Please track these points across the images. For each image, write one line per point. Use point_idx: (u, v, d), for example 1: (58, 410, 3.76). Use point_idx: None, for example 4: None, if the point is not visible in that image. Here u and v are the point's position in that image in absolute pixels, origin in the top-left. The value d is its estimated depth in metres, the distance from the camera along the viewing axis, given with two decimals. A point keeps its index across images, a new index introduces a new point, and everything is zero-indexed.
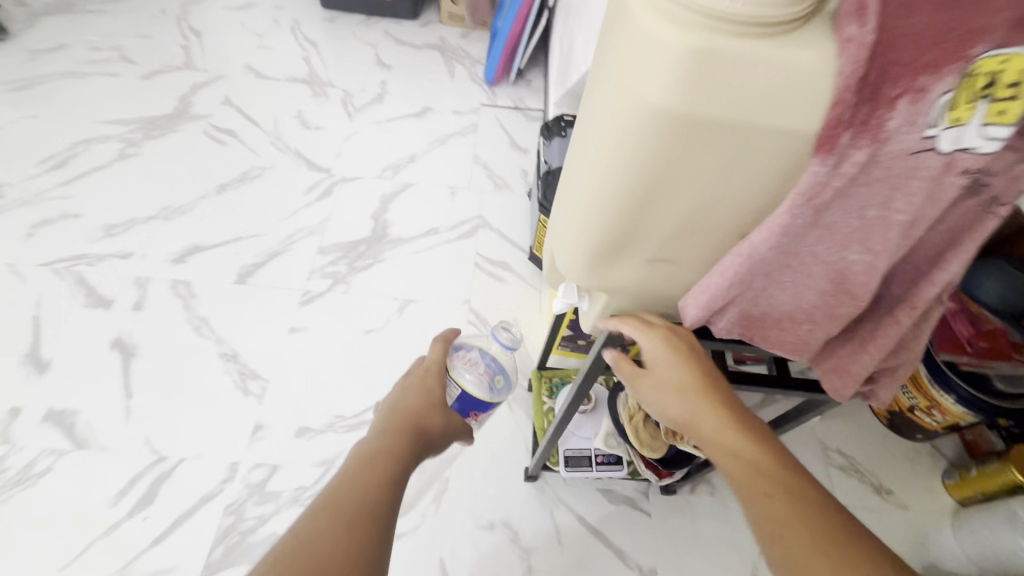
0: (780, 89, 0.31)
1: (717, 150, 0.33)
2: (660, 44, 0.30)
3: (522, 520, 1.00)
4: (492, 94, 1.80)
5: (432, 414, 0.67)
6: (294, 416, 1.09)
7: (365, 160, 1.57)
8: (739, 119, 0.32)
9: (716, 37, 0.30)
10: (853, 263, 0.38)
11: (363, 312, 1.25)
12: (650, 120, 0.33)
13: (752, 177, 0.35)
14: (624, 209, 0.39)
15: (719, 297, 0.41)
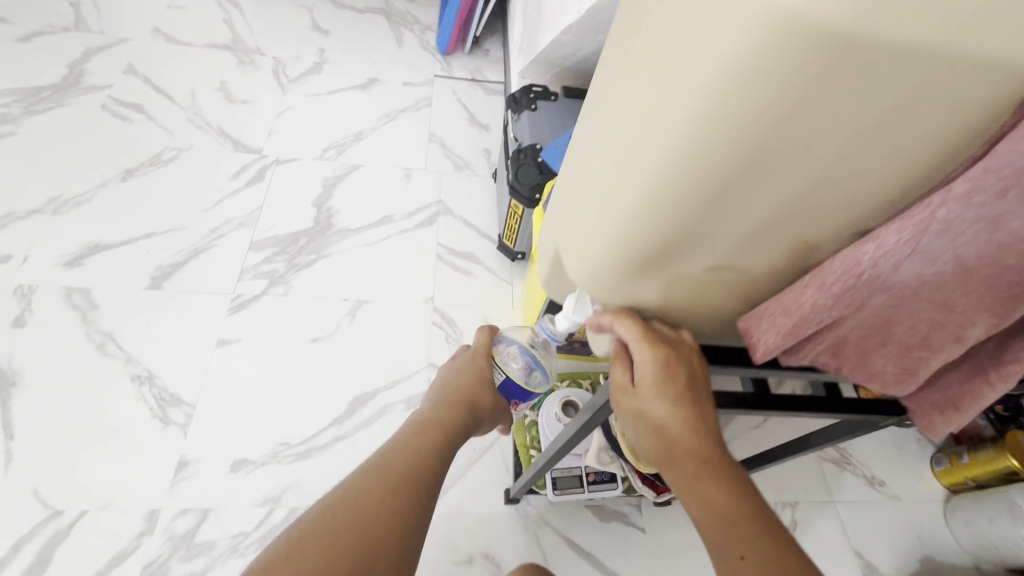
0: None
1: (878, 91, 0.22)
2: None
3: (505, 550, 0.89)
4: (447, 64, 1.62)
5: (486, 393, 0.57)
6: (228, 448, 0.92)
7: (303, 140, 1.36)
8: (931, 45, 0.20)
9: None
10: (1009, 274, 0.26)
11: (308, 317, 1.08)
12: (789, 39, 0.21)
13: (907, 142, 0.24)
14: (706, 185, 0.27)
15: (814, 319, 0.30)
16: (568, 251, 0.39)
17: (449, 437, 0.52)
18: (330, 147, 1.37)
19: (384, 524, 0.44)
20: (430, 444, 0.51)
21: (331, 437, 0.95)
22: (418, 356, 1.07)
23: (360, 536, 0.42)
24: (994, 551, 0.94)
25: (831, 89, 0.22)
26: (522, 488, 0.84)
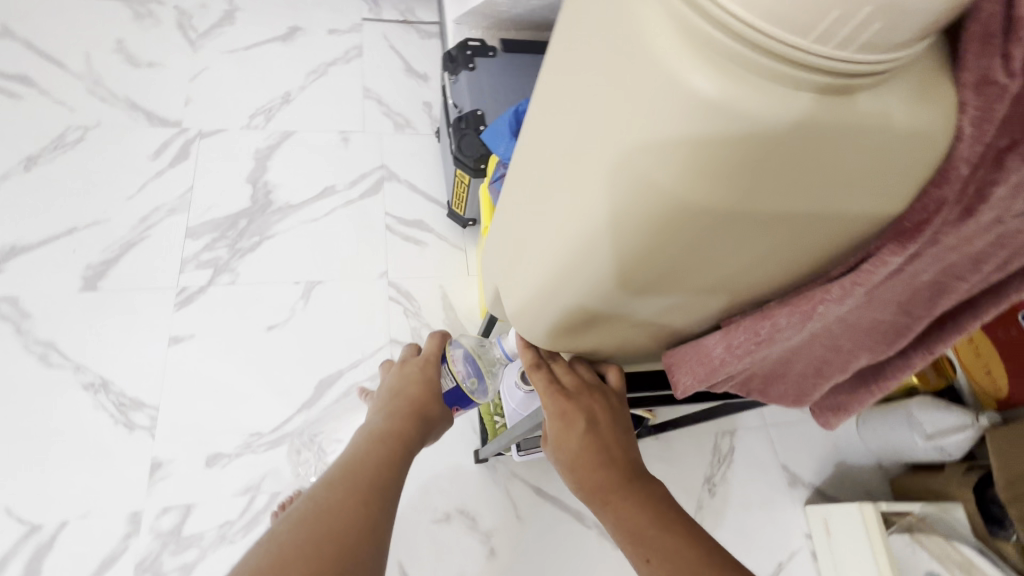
0: (858, 162, 0.21)
1: (749, 238, 0.24)
2: (689, 99, 0.19)
3: (479, 505, 0.99)
4: (374, 4, 1.47)
5: (434, 402, 0.58)
6: (200, 444, 0.94)
7: (226, 107, 1.26)
8: (794, 211, 0.22)
9: (780, 92, 0.19)
10: (880, 323, 0.32)
11: (262, 305, 1.07)
12: (659, 204, 0.22)
13: (789, 265, 0.26)
14: (611, 290, 0.29)
15: (720, 372, 0.33)
16: (506, 298, 0.41)
17: (407, 444, 0.53)
18: (257, 113, 1.26)
19: (361, 531, 0.43)
20: (391, 451, 0.51)
21: (302, 421, 0.98)
22: (378, 335, 1.07)
23: (337, 542, 0.41)
24: (893, 453, 1.07)
25: (710, 242, 0.24)
26: (490, 451, 0.91)
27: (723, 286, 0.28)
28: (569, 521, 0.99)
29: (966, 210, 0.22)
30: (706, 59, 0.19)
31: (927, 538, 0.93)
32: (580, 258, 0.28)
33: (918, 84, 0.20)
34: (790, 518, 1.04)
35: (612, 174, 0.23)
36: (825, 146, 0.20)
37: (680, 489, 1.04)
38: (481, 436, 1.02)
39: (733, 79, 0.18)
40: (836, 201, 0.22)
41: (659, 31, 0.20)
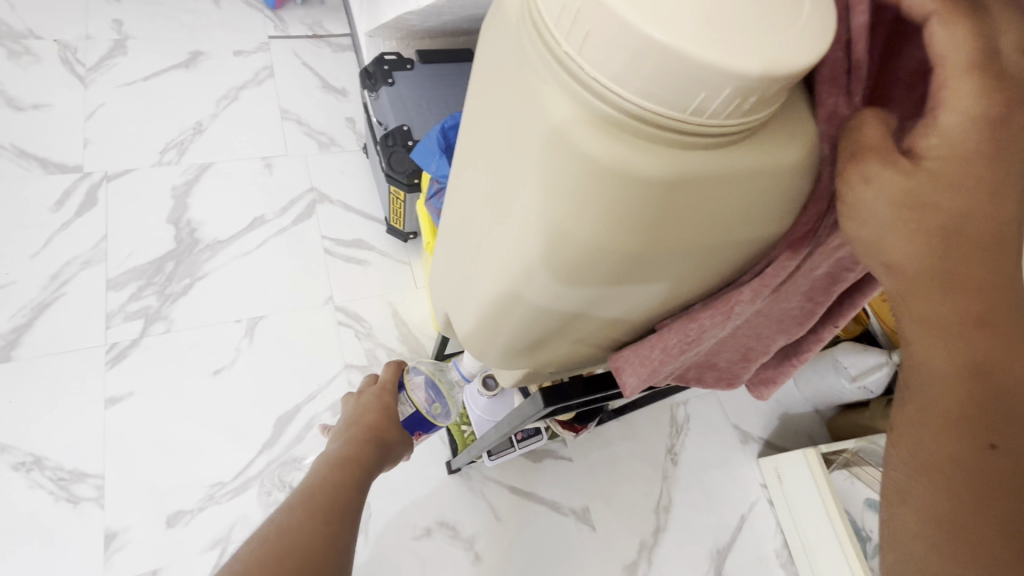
0: (735, 197, 0.25)
1: (659, 267, 0.28)
2: (594, 166, 0.22)
3: (458, 514, 1.00)
4: (280, 21, 1.41)
5: (391, 426, 0.60)
6: (156, 506, 0.90)
7: (131, 145, 1.18)
8: (692, 242, 0.26)
9: (665, 154, 0.22)
10: (789, 309, 0.37)
11: (203, 349, 1.02)
12: (579, 252, 0.25)
13: (702, 275, 0.31)
14: (550, 318, 0.32)
15: (658, 367, 0.37)
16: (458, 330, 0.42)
17: (363, 466, 0.53)
18: (168, 147, 1.19)
19: (322, 547, 0.44)
20: (351, 473, 0.52)
21: (265, 462, 0.96)
22: (332, 361, 1.05)
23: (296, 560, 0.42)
24: (825, 399, 1.18)
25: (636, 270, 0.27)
26: (463, 461, 0.93)
27: (651, 300, 0.32)
28: (546, 512, 1.03)
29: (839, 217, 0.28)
30: (604, 131, 0.22)
31: (861, 470, 1.04)
32: (521, 296, 0.31)
33: (778, 128, 0.25)
34: (747, 473, 1.12)
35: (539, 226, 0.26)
36: (708, 190, 0.24)
37: (645, 463, 1.10)
38: (451, 446, 1.03)
39: (626, 146, 0.22)
40: (725, 227, 0.26)
41: (560, 105, 0.23)
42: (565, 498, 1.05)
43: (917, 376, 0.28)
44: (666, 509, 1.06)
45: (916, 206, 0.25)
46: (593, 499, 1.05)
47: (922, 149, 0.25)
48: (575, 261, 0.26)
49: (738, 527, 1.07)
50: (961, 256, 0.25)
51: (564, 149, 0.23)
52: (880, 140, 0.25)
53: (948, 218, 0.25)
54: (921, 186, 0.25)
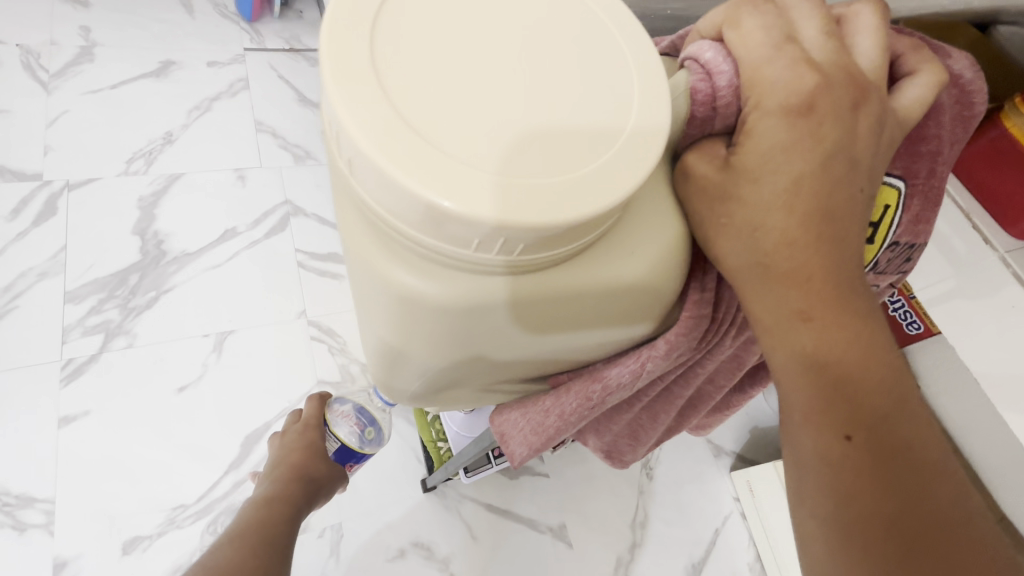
0: (573, 304, 0.29)
1: (515, 353, 0.32)
2: (422, 298, 0.27)
3: (433, 533, 0.98)
4: (256, 33, 1.39)
5: (318, 460, 0.67)
6: (111, 530, 0.86)
7: (96, 154, 1.14)
8: (540, 336, 0.31)
9: (484, 284, 0.27)
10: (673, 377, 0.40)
11: (166, 365, 0.98)
12: (437, 350, 0.30)
13: (586, 322, 0.31)
14: (439, 390, 0.37)
15: (539, 441, 0.41)
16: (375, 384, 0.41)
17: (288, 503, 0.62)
18: (135, 157, 1.16)
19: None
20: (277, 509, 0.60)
21: (232, 483, 0.92)
22: (304, 378, 1.02)
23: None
24: None
25: (504, 312, 0.28)
26: (439, 478, 0.91)
27: (540, 347, 0.32)
28: (523, 530, 1.02)
29: (699, 317, 0.33)
30: (426, 272, 0.27)
31: None
32: (405, 346, 0.31)
33: (612, 243, 0.29)
34: (720, 486, 1.13)
35: (397, 276, 0.27)
36: (540, 305, 0.28)
37: (622, 478, 1.10)
38: (426, 463, 1.01)
39: (448, 280, 0.27)
40: (570, 324, 0.31)
41: (392, 249, 0.27)
42: (542, 515, 1.04)
43: (774, 371, 0.33)
44: (643, 525, 1.06)
45: (741, 211, 0.31)
46: (569, 515, 1.05)
47: (736, 160, 0.32)
48: (440, 306, 0.27)
49: (712, 541, 1.08)
50: (787, 259, 0.31)
51: (402, 200, 0.24)
52: (705, 164, 0.32)
53: (767, 224, 0.31)
54: (737, 195, 0.31)
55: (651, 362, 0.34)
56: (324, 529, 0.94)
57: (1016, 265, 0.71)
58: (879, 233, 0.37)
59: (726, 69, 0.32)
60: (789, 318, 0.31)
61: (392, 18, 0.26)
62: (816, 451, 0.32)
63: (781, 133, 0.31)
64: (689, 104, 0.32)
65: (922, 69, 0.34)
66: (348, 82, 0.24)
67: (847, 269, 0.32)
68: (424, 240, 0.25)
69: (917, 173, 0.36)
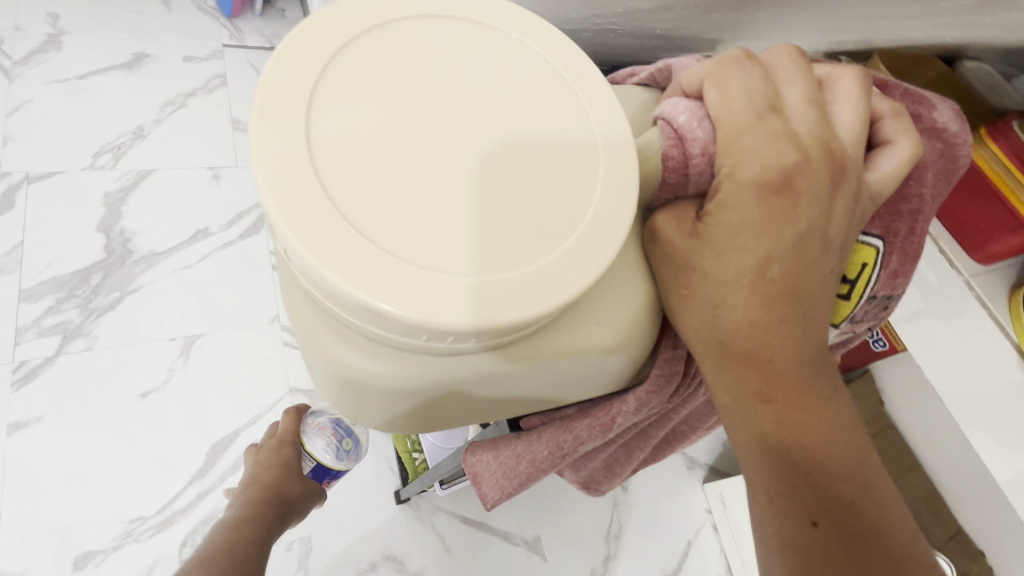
0: (530, 377, 0.30)
1: (476, 415, 0.33)
2: (371, 384, 0.28)
3: (405, 547, 0.96)
4: (236, 29, 1.34)
5: (290, 481, 0.66)
6: (63, 544, 0.82)
7: (62, 146, 1.09)
8: (500, 402, 0.32)
9: (434, 368, 0.28)
10: (649, 423, 0.41)
11: (129, 369, 0.94)
12: (392, 420, 0.31)
13: (546, 389, 0.32)
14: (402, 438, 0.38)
15: (510, 489, 0.41)
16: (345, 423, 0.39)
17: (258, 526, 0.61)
18: (103, 150, 1.11)
19: None
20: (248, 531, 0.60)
21: (195, 494, 0.88)
22: (276, 386, 0.98)
23: None
24: None
25: (456, 390, 0.29)
26: (413, 490, 0.89)
27: (499, 412, 0.33)
28: (497, 543, 1.00)
29: (671, 373, 0.34)
30: (376, 358, 0.27)
31: None
32: (358, 417, 0.32)
33: (574, 316, 0.30)
34: (694, 498, 1.13)
35: (343, 364, 0.27)
36: (493, 382, 0.29)
37: None
38: (400, 475, 0.99)
39: (398, 366, 0.27)
40: (532, 390, 0.32)
41: (340, 336, 0.27)
42: (516, 528, 1.03)
43: (739, 444, 0.34)
44: (617, 538, 1.06)
45: (704, 284, 0.32)
46: (544, 528, 1.04)
47: (704, 230, 0.32)
48: (388, 388, 0.28)
49: (684, 553, 1.08)
50: (748, 340, 0.32)
51: (348, 301, 0.24)
52: (674, 228, 0.33)
53: (730, 301, 0.32)
54: (698, 266, 0.32)
55: (621, 416, 0.35)
56: (292, 542, 0.91)
57: (978, 288, 0.76)
58: (855, 289, 0.38)
59: (700, 136, 0.33)
60: (748, 399, 0.32)
61: (340, 98, 0.27)
62: (784, 537, 0.33)
63: (752, 209, 0.32)
64: (661, 169, 0.33)
65: (901, 138, 0.36)
66: (287, 177, 0.24)
67: (810, 343, 0.33)
68: (371, 329, 0.26)
69: (895, 232, 0.38)
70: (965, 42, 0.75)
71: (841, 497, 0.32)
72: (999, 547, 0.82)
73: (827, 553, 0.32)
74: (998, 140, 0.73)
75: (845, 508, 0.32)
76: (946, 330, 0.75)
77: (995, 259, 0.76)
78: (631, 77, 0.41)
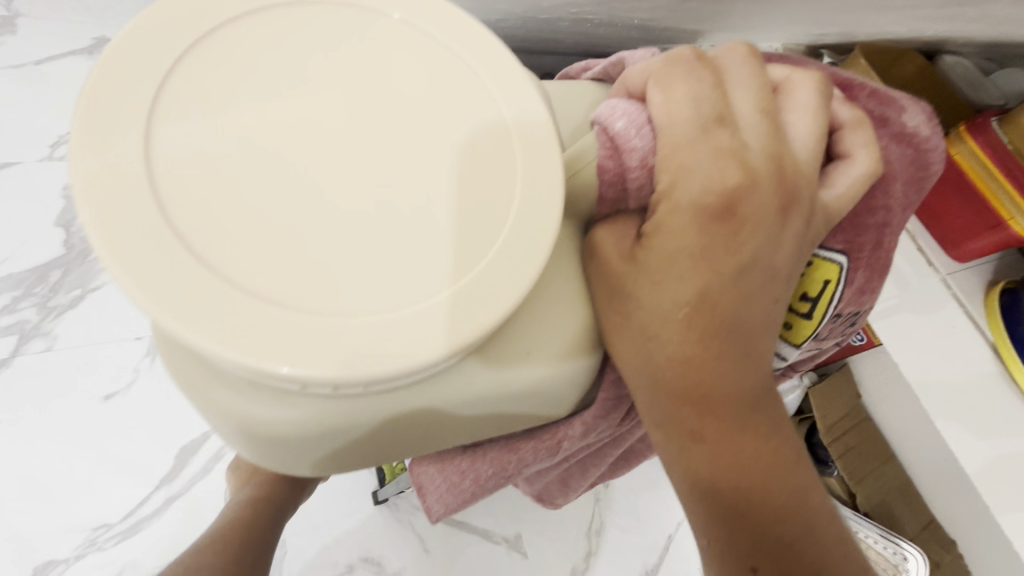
0: (468, 409, 0.32)
1: (420, 448, 0.34)
2: (285, 434, 0.29)
3: (384, 548, 0.94)
4: None
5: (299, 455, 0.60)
6: (24, 552, 0.80)
7: (18, 136, 1.04)
8: (439, 435, 0.34)
9: (341, 415, 0.29)
10: (605, 442, 0.42)
11: (93, 371, 0.90)
12: (325, 465, 0.33)
13: (489, 417, 0.33)
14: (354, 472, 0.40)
15: (459, 502, 0.44)
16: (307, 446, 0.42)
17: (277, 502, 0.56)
18: (60, 140, 1.06)
19: None
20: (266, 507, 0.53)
21: (163, 499, 0.86)
22: None
23: None
24: None
25: (380, 431, 0.31)
26: (392, 491, 0.88)
27: (450, 440, 0.35)
28: (476, 541, 0.99)
29: (617, 398, 0.36)
30: (289, 407, 0.29)
31: None
32: (289, 469, 0.34)
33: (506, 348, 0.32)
34: (675, 492, 1.13)
35: (254, 416, 0.29)
36: (415, 420, 0.31)
37: None
38: (377, 475, 0.97)
39: (305, 414, 0.29)
40: (478, 421, 0.33)
41: (254, 394, 0.29)
42: (497, 526, 1.02)
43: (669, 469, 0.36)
44: (598, 533, 1.06)
45: (637, 312, 0.34)
46: (525, 526, 1.03)
47: (642, 253, 0.34)
48: (304, 434, 0.29)
49: (665, 547, 1.07)
50: (678, 378, 0.34)
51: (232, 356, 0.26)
52: (613, 244, 0.35)
53: (661, 330, 0.34)
54: (633, 292, 0.34)
55: (568, 439, 0.37)
56: None
57: (954, 287, 0.77)
58: (816, 307, 0.40)
59: (642, 147, 0.33)
60: (682, 438, 0.34)
61: (235, 164, 0.28)
62: (718, 570, 0.35)
63: (689, 236, 0.34)
64: (597, 180, 0.34)
65: (858, 154, 0.37)
66: (173, 231, 0.27)
67: (742, 381, 0.35)
68: (269, 381, 0.27)
69: (861, 247, 0.39)
70: (946, 37, 0.75)
71: (771, 533, 0.34)
72: (972, 537, 0.84)
73: None
74: (976, 138, 0.71)
75: (774, 546, 0.34)
76: (923, 325, 0.76)
77: (972, 257, 0.77)
78: (587, 70, 0.43)
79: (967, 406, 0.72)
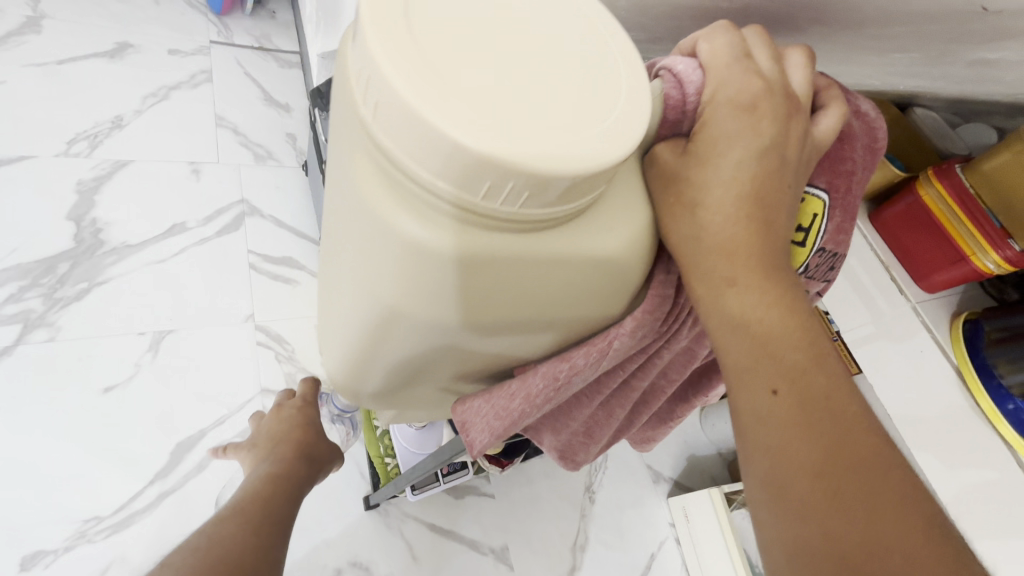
0: (566, 276, 0.28)
1: (512, 324, 0.30)
2: (404, 241, 0.24)
3: (372, 553, 0.95)
4: (224, 28, 1.33)
5: (308, 446, 0.63)
6: (10, 542, 0.78)
7: (36, 131, 1.06)
8: (533, 308, 0.29)
9: (481, 238, 0.24)
10: (638, 368, 0.40)
11: (94, 363, 0.91)
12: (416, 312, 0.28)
13: (575, 297, 0.29)
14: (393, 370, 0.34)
15: (498, 432, 0.39)
16: (330, 367, 0.39)
17: (292, 480, 0.58)
18: (78, 138, 1.09)
19: None
20: (279, 488, 0.55)
21: (156, 494, 0.86)
22: (247, 385, 0.96)
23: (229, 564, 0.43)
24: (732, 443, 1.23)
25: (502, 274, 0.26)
26: (384, 494, 0.90)
27: (534, 324, 0.30)
28: (464, 550, 1.01)
29: (664, 297, 0.32)
30: (418, 216, 0.24)
31: None
32: (385, 312, 0.28)
33: (606, 213, 0.28)
34: (657, 510, 1.15)
35: (395, 220, 0.24)
36: (530, 272, 0.26)
37: (564, 500, 1.10)
38: (371, 479, 0.99)
39: (440, 229, 0.24)
40: (564, 298, 0.29)
41: (389, 203, 0.24)
42: (485, 536, 1.03)
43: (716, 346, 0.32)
44: (583, 548, 1.07)
45: (692, 193, 0.31)
46: (512, 537, 1.04)
47: (693, 148, 0.31)
48: (434, 259, 0.24)
49: (647, 565, 1.09)
50: (724, 239, 0.31)
51: (407, 126, 0.21)
52: (668, 153, 0.32)
53: (712, 205, 0.31)
54: (688, 181, 0.31)
55: (618, 341, 0.32)
56: None
57: (924, 315, 0.82)
58: (810, 237, 0.36)
59: (698, 80, 0.31)
60: (719, 283, 0.31)
61: None
62: (749, 409, 0.31)
63: (732, 127, 0.31)
64: (660, 109, 0.31)
65: (832, 105, 0.34)
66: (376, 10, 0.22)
67: (776, 254, 0.32)
68: (419, 174, 0.22)
69: (837, 187, 0.36)
70: (918, 93, 0.83)
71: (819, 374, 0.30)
72: None
73: (795, 433, 0.29)
74: (942, 181, 0.79)
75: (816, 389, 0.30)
76: (898, 352, 0.81)
77: (940, 287, 0.83)
78: None
79: (937, 429, 0.77)
